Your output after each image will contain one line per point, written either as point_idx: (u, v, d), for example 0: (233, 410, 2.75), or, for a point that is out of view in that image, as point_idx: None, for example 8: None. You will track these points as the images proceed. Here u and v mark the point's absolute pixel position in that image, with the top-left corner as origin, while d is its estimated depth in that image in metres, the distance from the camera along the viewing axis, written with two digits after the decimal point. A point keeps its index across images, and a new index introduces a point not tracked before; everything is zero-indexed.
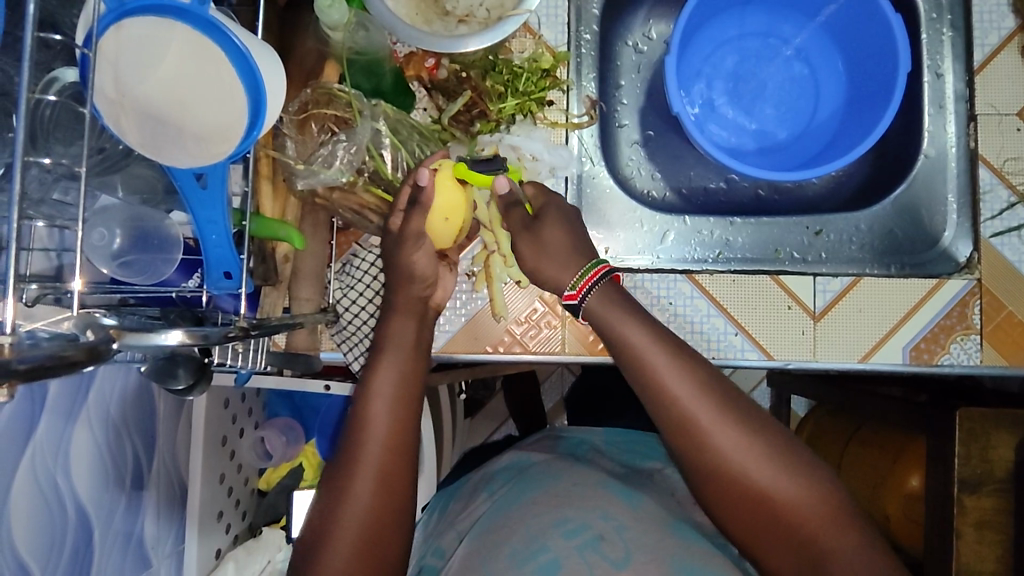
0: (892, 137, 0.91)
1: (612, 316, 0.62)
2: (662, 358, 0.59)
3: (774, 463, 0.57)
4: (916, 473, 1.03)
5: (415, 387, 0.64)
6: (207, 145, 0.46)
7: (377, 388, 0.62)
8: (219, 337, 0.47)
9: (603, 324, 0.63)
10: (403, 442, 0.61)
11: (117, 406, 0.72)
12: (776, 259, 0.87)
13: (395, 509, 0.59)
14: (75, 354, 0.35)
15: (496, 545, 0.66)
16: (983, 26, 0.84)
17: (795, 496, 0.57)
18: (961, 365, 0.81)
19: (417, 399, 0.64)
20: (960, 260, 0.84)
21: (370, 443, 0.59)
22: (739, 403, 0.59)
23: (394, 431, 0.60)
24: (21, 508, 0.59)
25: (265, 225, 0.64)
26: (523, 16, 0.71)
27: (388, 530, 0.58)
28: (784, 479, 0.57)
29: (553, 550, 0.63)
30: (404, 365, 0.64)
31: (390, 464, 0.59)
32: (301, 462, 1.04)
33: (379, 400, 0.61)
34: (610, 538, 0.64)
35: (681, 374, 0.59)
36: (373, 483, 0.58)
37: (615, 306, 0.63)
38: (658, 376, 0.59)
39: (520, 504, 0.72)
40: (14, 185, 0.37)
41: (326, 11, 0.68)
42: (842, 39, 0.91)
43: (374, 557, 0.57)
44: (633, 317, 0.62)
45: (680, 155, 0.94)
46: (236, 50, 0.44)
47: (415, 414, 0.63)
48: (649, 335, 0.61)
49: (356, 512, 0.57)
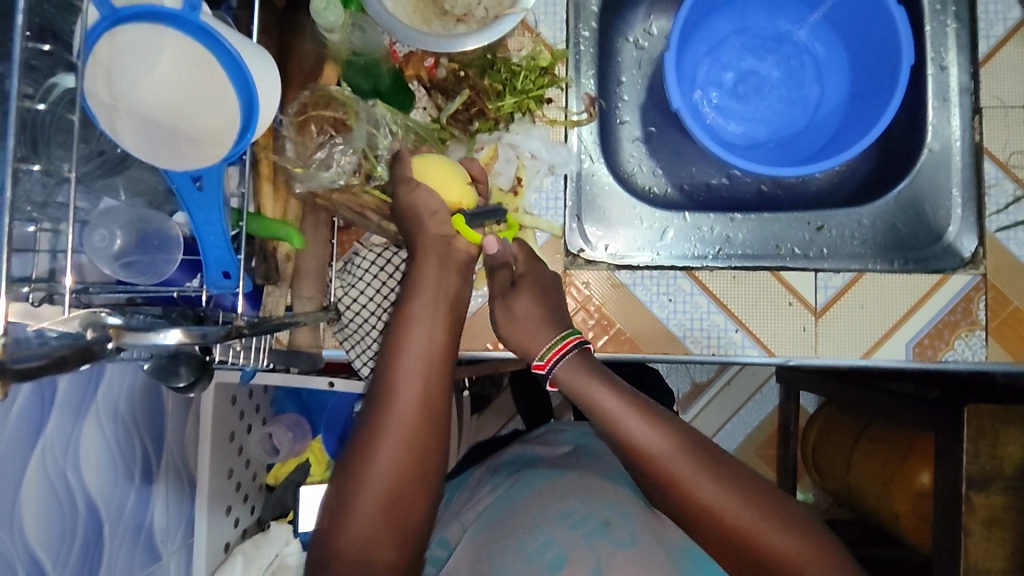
0: (896, 130, 0.90)
1: (579, 380, 0.66)
2: (628, 417, 0.62)
3: (750, 505, 0.60)
4: (925, 469, 0.98)
5: (444, 348, 0.64)
6: (202, 147, 0.47)
7: (405, 347, 0.63)
8: (218, 335, 0.47)
9: (575, 388, 0.66)
10: (431, 404, 0.61)
11: (125, 403, 0.74)
12: (777, 255, 0.86)
13: (419, 473, 0.60)
14: (70, 354, 0.36)
15: (504, 536, 0.67)
16: (987, 17, 0.82)
17: (771, 531, 0.59)
18: (965, 362, 0.80)
19: (446, 360, 0.64)
20: (965, 255, 0.82)
21: (398, 404, 0.60)
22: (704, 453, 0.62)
23: (423, 391, 0.61)
24: (33, 501, 0.61)
25: (264, 225, 0.66)
26: (519, 14, 0.72)
27: (411, 493, 0.59)
28: (761, 515, 0.59)
29: (558, 542, 0.64)
30: (435, 324, 0.65)
31: (419, 426, 0.60)
32: (308, 457, 1.08)
33: (408, 360, 0.62)
34: (615, 524, 0.66)
35: (651, 425, 0.62)
36: (400, 446, 0.59)
37: (582, 373, 0.66)
38: (629, 432, 0.61)
39: (526, 494, 0.72)
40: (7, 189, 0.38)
41: (322, 13, 0.68)
42: (845, 32, 0.89)
43: (399, 515, 0.59)
44: (602, 381, 0.65)
45: (682, 151, 0.94)
46: (228, 54, 0.45)
47: (444, 374, 0.63)
48: (618, 398, 0.64)
49: (382, 475, 0.58)
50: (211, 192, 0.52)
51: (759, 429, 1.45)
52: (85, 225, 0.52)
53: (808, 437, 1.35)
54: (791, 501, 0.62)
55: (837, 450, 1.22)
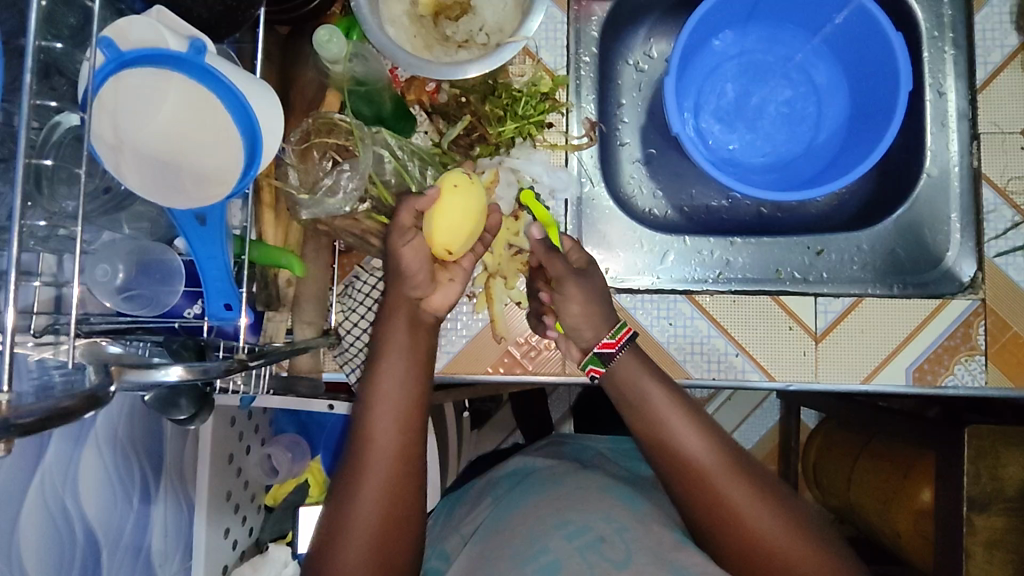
0: (894, 154, 0.91)
1: (632, 372, 0.70)
2: (673, 407, 0.66)
3: (780, 515, 0.62)
4: (926, 487, 0.98)
5: (417, 393, 0.64)
6: (206, 185, 0.47)
7: (378, 396, 0.63)
8: (219, 370, 0.48)
9: (626, 378, 0.69)
10: (408, 448, 0.62)
11: (125, 428, 0.74)
12: (777, 279, 0.87)
13: (400, 515, 0.61)
14: (73, 404, 0.35)
15: (500, 548, 0.67)
16: (985, 44, 0.83)
17: (796, 543, 0.61)
18: (965, 387, 0.80)
19: (421, 402, 0.65)
20: (964, 280, 0.83)
21: (374, 455, 0.61)
22: (729, 443, 0.66)
23: (397, 441, 0.62)
24: (31, 531, 0.61)
25: (267, 253, 0.66)
26: (521, 42, 0.72)
27: (395, 537, 0.61)
28: (782, 526, 0.62)
29: (552, 551, 0.64)
30: (407, 367, 0.65)
31: (394, 475, 0.61)
32: (307, 479, 1.05)
33: (381, 411, 0.62)
34: (611, 539, 0.65)
35: (693, 427, 0.65)
36: (380, 495, 0.60)
37: (638, 366, 0.70)
38: (671, 430, 0.65)
39: (520, 510, 0.74)
40: (12, 241, 0.37)
41: (325, 45, 0.66)
42: (845, 56, 0.90)
43: (387, 557, 0.60)
44: (651, 375, 0.69)
45: (681, 173, 0.95)
46: (230, 93, 0.44)
47: (417, 417, 0.64)
48: (665, 391, 0.68)
49: (363, 523, 0.60)
50: (214, 228, 0.52)
51: (760, 444, 1.44)
52: (87, 258, 0.53)
53: (809, 453, 1.35)
54: (802, 509, 0.65)
55: (837, 467, 1.22)
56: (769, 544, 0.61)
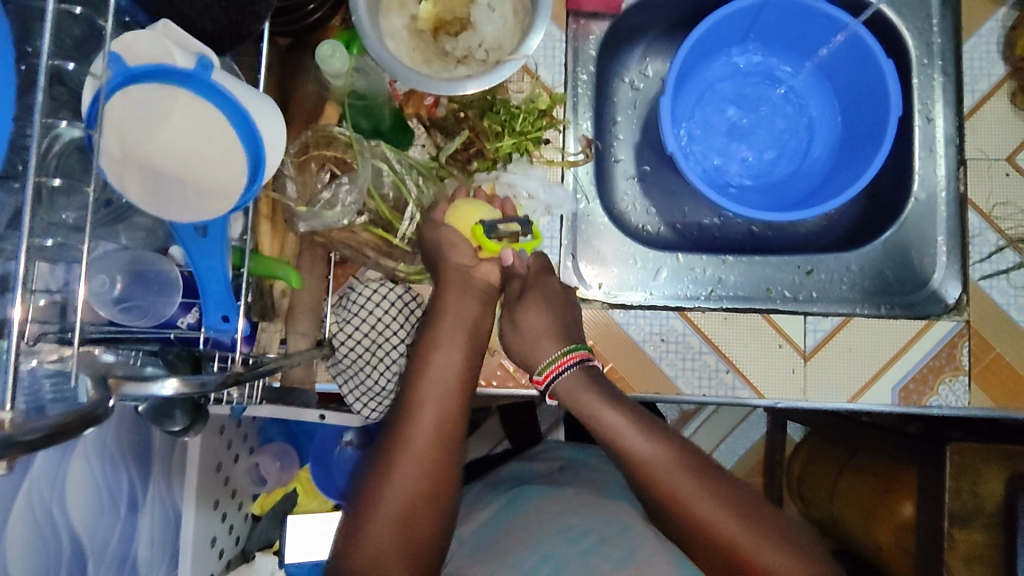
0: (883, 177, 0.92)
1: (581, 397, 0.70)
2: (628, 426, 0.67)
3: (751, 523, 0.63)
4: (907, 501, 0.97)
5: (466, 368, 0.69)
6: (210, 199, 0.47)
7: (429, 370, 0.67)
8: (214, 384, 0.47)
9: (576, 403, 0.70)
10: (451, 417, 0.66)
11: (113, 437, 0.73)
12: (768, 298, 0.88)
13: (438, 480, 0.63)
14: (71, 420, 0.35)
15: (502, 554, 0.68)
16: (973, 72, 0.85)
17: (770, 549, 0.62)
18: (949, 407, 0.81)
19: (466, 376, 0.68)
20: (949, 301, 0.85)
21: (421, 421, 0.64)
22: (691, 456, 0.66)
23: (444, 411, 0.65)
24: (18, 542, 0.60)
25: (264, 265, 0.66)
26: (521, 61, 0.73)
27: (428, 502, 0.63)
28: (753, 531, 0.62)
29: (556, 556, 0.66)
30: (455, 345, 0.69)
31: (437, 441, 0.64)
32: (296, 487, 1.08)
33: (430, 383, 0.66)
34: (613, 539, 0.67)
35: (652, 442, 0.66)
36: (422, 460, 0.63)
37: (586, 388, 0.70)
38: (631, 447, 0.66)
39: (525, 510, 0.74)
40: (23, 252, 0.37)
41: (328, 61, 0.67)
42: (836, 80, 0.92)
43: (416, 525, 0.62)
44: (602, 398, 0.69)
45: (675, 190, 0.96)
46: (235, 107, 0.45)
47: (463, 394, 0.67)
48: (622, 413, 0.68)
49: (398, 492, 0.61)
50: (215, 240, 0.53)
51: (746, 456, 1.44)
52: (87, 270, 0.53)
53: (793, 467, 1.36)
54: (776, 514, 0.65)
55: (820, 482, 1.23)
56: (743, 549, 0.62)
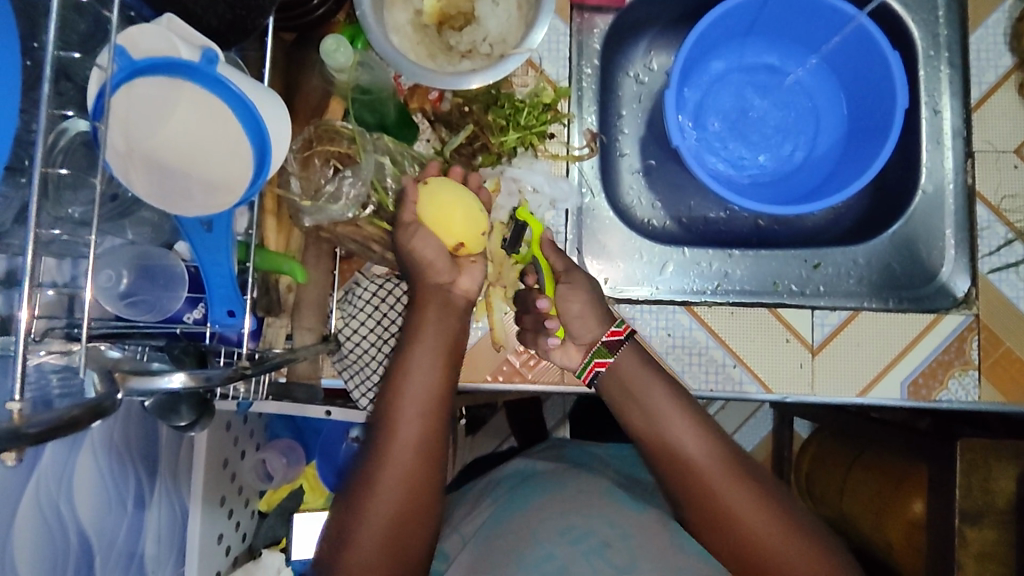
0: (890, 170, 0.92)
1: (637, 379, 0.70)
2: (674, 411, 0.68)
3: (778, 520, 0.64)
4: (918, 498, 0.96)
5: (443, 388, 0.67)
6: (214, 193, 0.48)
7: (405, 391, 0.65)
8: (220, 377, 0.47)
9: (625, 383, 0.71)
10: (431, 439, 0.64)
11: (120, 433, 0.73)
12: (774, 292, 0.88)
13: (420, 501, 0.63)
14: (78, 414, 0.35)
15: (505, 552, 0.68)
16: (980, 64, 0.85)
17: (793, 546, 0.63)
18: (958, 401, 0.81)
19: (444, 396, 0.66)
20: (958, 295, 0.84)
21: (398, 445, 0.63)
22: (728, 448, 0.67)
23: (422, 432, 0.64)
24: (25, 538, 0.60)
25: (269, 259, 0.66)
26: (525, 54, 0.73)
27: (412, 523, 0.62)
28: (778, 527, 0.63)
29: (560, 558, 0.65)
30: (433, 364, 0.67)
31: (416, 464, 0.63)
32: (302, 484, 1.08)
33: (408, 404, 0.64)
34: (615, 544, 0.67)
35: (695, 431, 0.67)
36: (402, 483, 0.62)
37: (643, 370, 0.71)
38: (671, 432, 0.67)
39: (528, 508, 0.74)
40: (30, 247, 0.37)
41: (332, 55, 0.67)
42: (842, 73, 0.91)
43: (401, 545, 0.61)
44: (655, 381, 0.70)
45: (680, 185, 0.95)
46: (240, 102, 0.45)
47: (442, 414, 0.66)
48: (670, 398, 0.69)
49: (381, 514, 0.61)
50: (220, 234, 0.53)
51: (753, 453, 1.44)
52: (94, 266, 0.54)
53: (801, 463, 1.35)
54: (803, 513, 0.66)
55: (828, 478, 1.22)
56: (765, 544, 0.63)
